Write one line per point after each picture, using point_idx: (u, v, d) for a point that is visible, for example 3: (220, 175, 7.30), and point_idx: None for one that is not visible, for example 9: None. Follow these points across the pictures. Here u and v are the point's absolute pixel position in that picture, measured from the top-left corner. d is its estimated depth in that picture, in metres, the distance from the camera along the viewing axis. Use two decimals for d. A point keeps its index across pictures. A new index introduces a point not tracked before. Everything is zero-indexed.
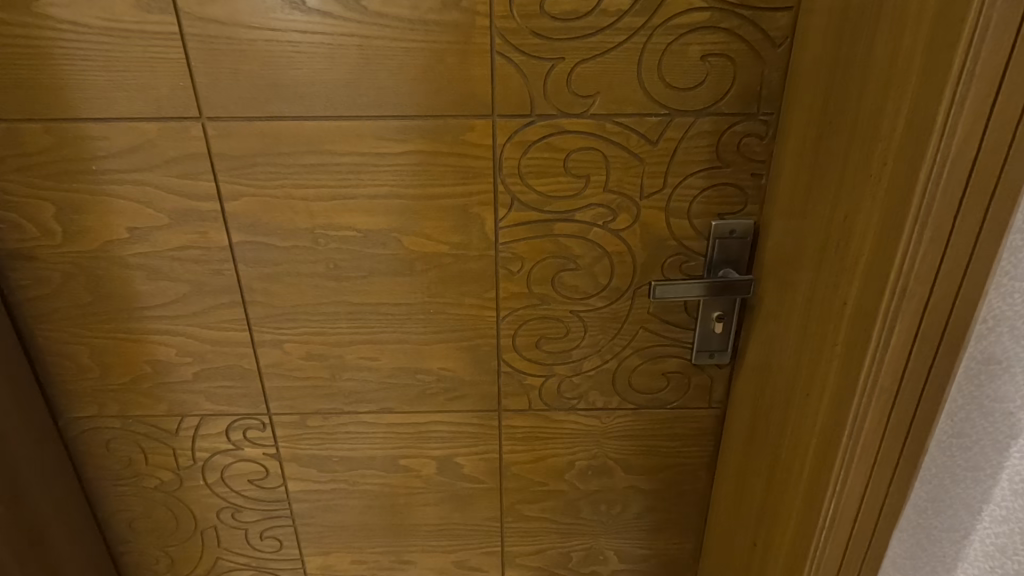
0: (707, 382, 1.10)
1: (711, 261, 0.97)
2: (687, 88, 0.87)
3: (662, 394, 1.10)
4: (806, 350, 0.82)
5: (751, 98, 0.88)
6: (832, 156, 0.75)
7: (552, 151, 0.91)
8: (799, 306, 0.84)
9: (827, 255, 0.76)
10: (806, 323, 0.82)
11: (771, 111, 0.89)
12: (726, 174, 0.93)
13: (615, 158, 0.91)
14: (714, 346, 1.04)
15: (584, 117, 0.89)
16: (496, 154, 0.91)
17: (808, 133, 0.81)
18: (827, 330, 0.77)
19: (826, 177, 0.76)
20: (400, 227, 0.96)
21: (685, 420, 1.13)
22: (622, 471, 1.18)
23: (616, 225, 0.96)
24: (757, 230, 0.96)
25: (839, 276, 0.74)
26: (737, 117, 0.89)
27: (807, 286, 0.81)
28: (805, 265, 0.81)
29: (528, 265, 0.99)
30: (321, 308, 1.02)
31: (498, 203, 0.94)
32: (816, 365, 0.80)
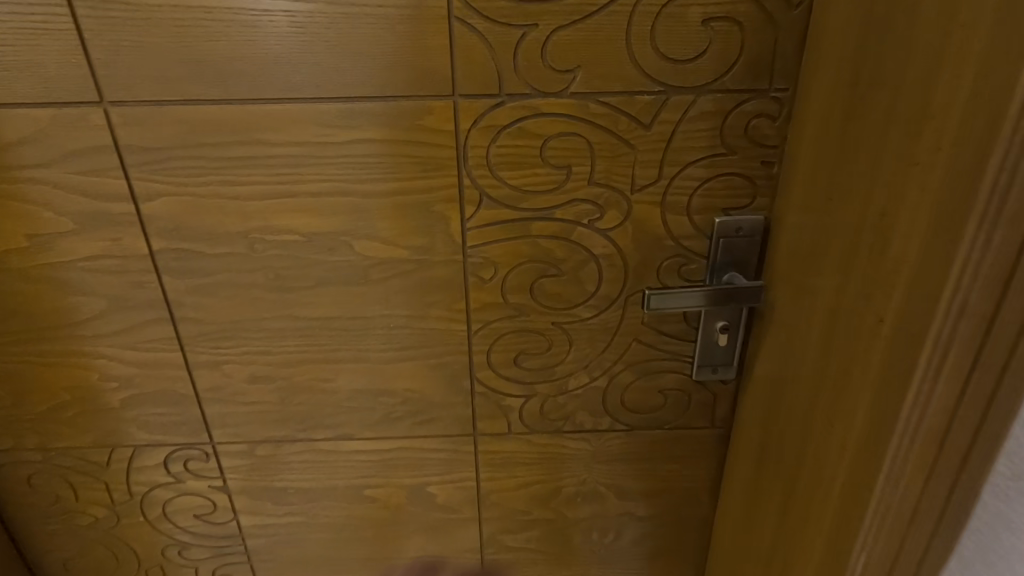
0: (710, 400, 0.97)
1: (714, 263, 0.84)
2: (686, 60, 0.73)
3: (659, 413, 0.98)
4: (830, 372, 0.69)
5: (762, 71, 0.74)
6: (866, 136, 0.61)
7: (526, 138, 0.77)
8: (821, 319, 0.70)
9: (859, 260, 0.63)
10: (830, 340, 0.69)
11: (785, 86, 0.75)
12: (732, 162, 0.79)
13: (601, 145, 0.77)
14: (718, 360, 0.91)
15: (563, 96, 0.75)
16: (460, 142, 0.77)
17: (832, 110, 0.67)
18: (857, 350, 0.64)
19: (858, 163, 0.62)
20: (351, 229, 0.82)
21: (684, 441, 1.00)
22: (615, 497, 1.06)
23: (604, 224, 0.82)
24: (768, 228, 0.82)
25: (875, 286, 0.60)
26: (746, 94, 0.75)
27: (832, 296, 0.68)
28: (829, 271, 0.68)
29: (502, 271, 0.85)
30: (264, 324, 0.88)
31: (464, 200, 0.80)
32: (843, 391, 0.67)
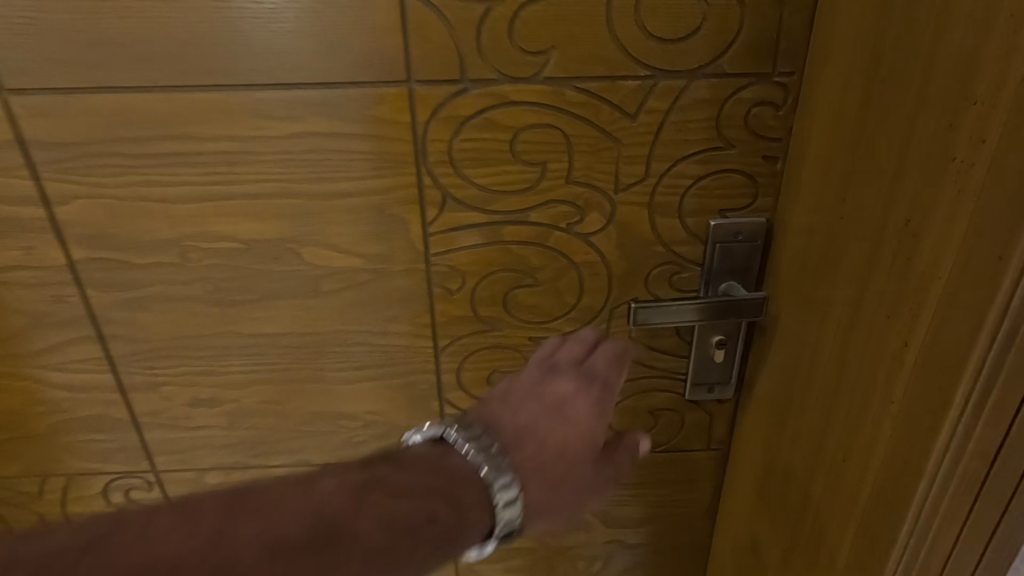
0: (706, 421, 0.87)
1: (709, 271, 0.75)
2: (677, 39, 0.63)
3: (649, 435, 0.89)
4: (841, 403, 0.60)
5: (764, 51, 0.64)
6: (888, 130, 0.51)
7: (494, 130, 0.67)
8: (831, 341, 0.61)
9: (877, 275, 0.53)
10: (842, 366, 0.59)
11: (791, 69, 0.65)
12: (730, 157, 0.69)
13: (580, 138, 0.68)
14: (714, 377, 0.82)
15: (535, 82, 0.65)
16: (418, 136, 0.67)
17: (846, 99, 0.57)
18: (873, 381, 0.54)
19: (877, 161, 0.53)
20: (297, 236, 0.72)
21: (677, 464, 0.91)
22: (602, 524, 0.97)
23: (585, 227, 0.73)
24: (770, 231, 0.73)
25: (896, 308, 0.51)
26: (746, 79, 0.65)
27: (845, 316, 0.58)
28: (841, 287, 0.59)
29: (471, 282, 0.76)
30: (204, 342, 0.78)
31: (424, 202, 0.70)
32: (856, 427, 0.57)
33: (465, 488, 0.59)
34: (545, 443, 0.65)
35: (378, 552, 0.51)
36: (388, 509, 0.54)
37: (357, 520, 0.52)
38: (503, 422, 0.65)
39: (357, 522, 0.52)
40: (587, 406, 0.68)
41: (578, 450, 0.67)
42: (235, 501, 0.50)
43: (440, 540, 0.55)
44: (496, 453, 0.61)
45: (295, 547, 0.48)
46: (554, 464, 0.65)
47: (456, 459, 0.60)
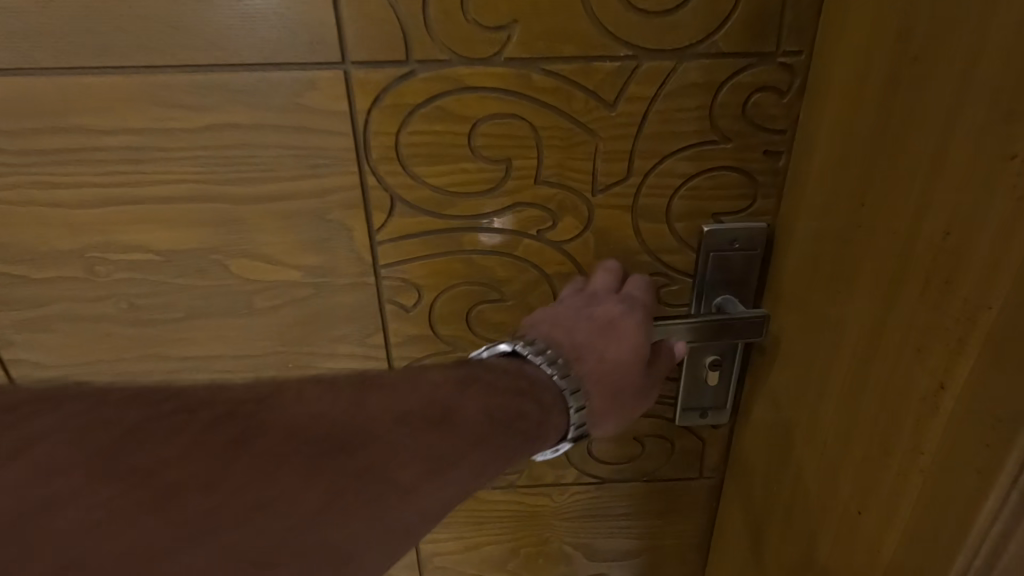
0: (698, 447, 0.78)
1: (702, 284, 0.65)
2: (662, 12, 0.53)
3: (635, 463, 0.80)
4: (855, 447, 0.50)
5: (766, 27, 0.54)
6: (921, 121, 0.42)
7: (448, 121, 0.57)
8: (845, 373, 0.51)
9: (904, 300, 0.44)
10: (858, 404, 0.50)
11: (798, 48, 0.55)
12: (725, 152, 0.59)
13: (550, 130, 0.57)
14: (707, 401, 0.73)
15: (495, 64, 0.55)
16: (359, 128, 0.56)
17: (866, 83, 0.47)
18: (899, 426, 0.45)
19: (907, 159, 0.43)
20: (221, 245, 0.61)
21: (665, 494, 0.82)
22: (583, 558, 0.88)
23: (558, 234, 0.63)
24: (772, 238, 0.63)
25: (930, 341, 0.41)
26: (745, 60, 0.55)
27: (862, 345, 0.49)
28: (859, 310, 0.49)
29: (428, 297, 0.66)
30: (123, 366, 0.68)
31: (369, 205, 0.60)
32: (874, 477, 0.48)
33: (545, 392, 0.56)
34: (606, 359, 0.59)
35: (487, 433, 0.49)
36: (486, 398, 0.52)
37: (464, 403, 0.51)
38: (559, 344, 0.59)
39: (462, 408, 0.50)
40: (639, 324, 0.60)
41: (638, 365, 0.61)
42: (364, 382, 0.50)
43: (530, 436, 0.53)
44: (562, 369, 0.57)
45: (417, 418, 0.47)
46: (613, 380, 0.59)
47: (530, 369, 0.57)
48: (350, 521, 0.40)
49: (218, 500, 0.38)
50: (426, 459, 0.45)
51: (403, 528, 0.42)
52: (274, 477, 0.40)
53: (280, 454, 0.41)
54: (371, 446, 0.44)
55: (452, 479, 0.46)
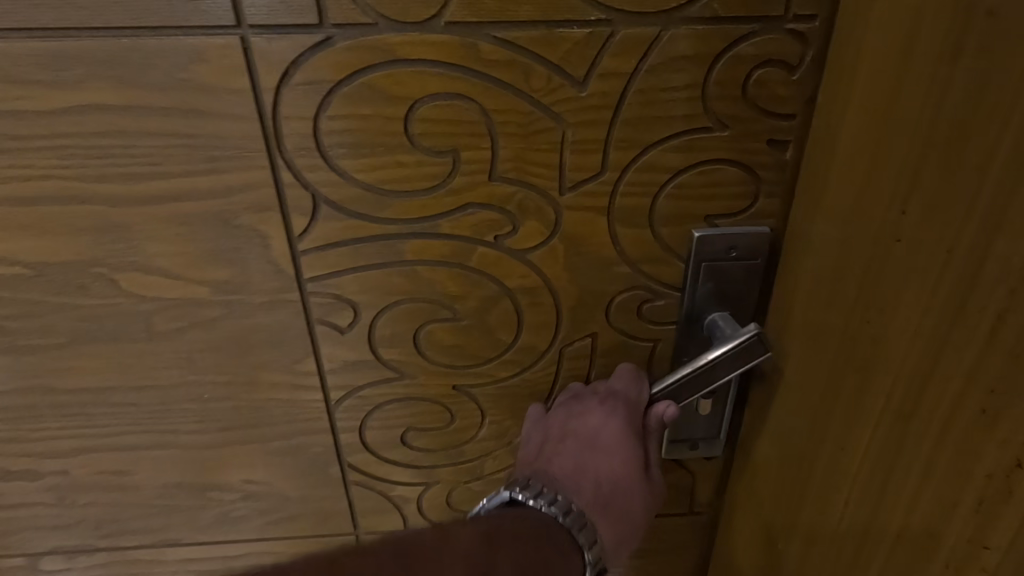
0: (688, 481, 0.68)
1: (691, 299, 0.55)
2: None
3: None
4: (886, 519, 0.40)
5: None
6: (996, 101, 0.31)
7: (378, 103, 0.45)
8: (874, 423, 0.41)
9: (966, 341, 0.33)
10: (892, 464, 0.40)
11: (812, 12, 0.44)
12: (721, 142, 0.49)
13: (505, 114, 0.46)
14: (699, 432, 0.63)
15: (433, 30, 0.43)
16: (265, 111, 0.45)
17: (913, 52, 0.36)
18: (948, 505, 0.35)
19: (974, 154, 0.32)
20: (106, 257, 0.50)
21: (649, 532, 0.73)
22: None
23: (519, 241, 0.52)
24: (775, 244, 0.53)
25: (1004, 401, 0.31)
26: (746, 27, 0.45)
27: (901, 392, 0.38)
28: (898, 348, 0.39)
29: (367, 316, 0.55)
30: (3, 399, 0.57)
31: (286, 207, 0.49)
32: (912, 563, 0.38)
33: (556, 533, 0.49)
34: (602, 479, 0.54)
35: None
36: (515, 552, 0.45)
37: (499, 563, 0.43)
38: (554, 472, 0.54)
39: (500, 565, 0.43)
40: (625, 424, 0.54)
41: (641, 480, 0.55)
42: (404, 551, 0.42)
43: None
44: (559, 503, 0.50)
45: None
46: (618, 505, 0.54)
47: (533, 512, 0.50)
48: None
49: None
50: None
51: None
52: None
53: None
54: None
55: None
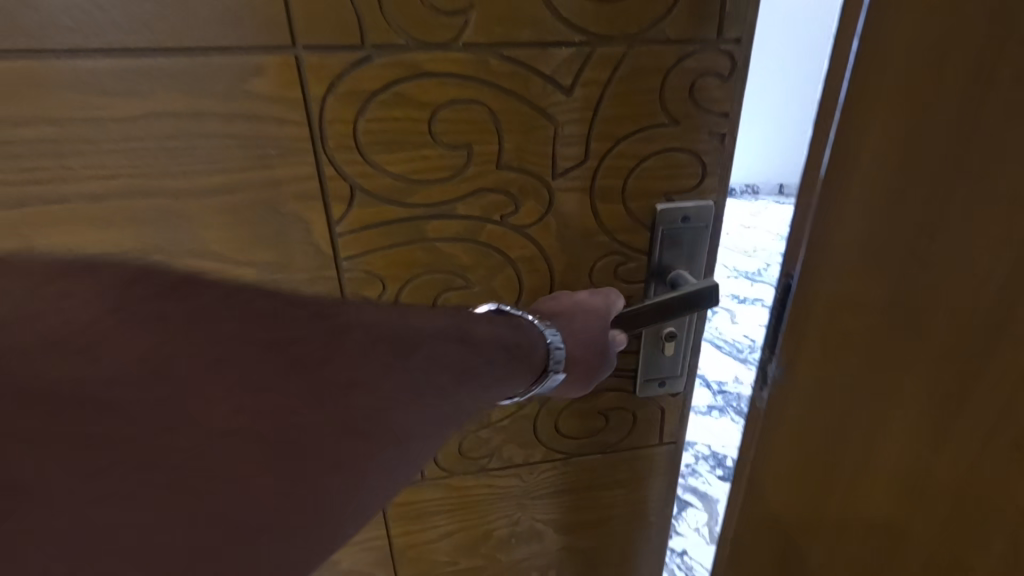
0: (657, 416, 0.83)
1: (656, 260, 0.69)
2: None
3: (599, 437, 0.84)
4: (907, 530, 0.45)
5: (708, 15, 0.57)
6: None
7: (408, 107, 0.56)
8: (887, 449, 0.43)
9: (1001, 375, 0.36)
10: (912, 485, 0.43)
11: (738, 35, 0.59)
12: (675, 135, 0.63)
13: (510, 115, 0.58)
14: (664, 371, 0.78)
15: (453, 49, 0.54)
16: (313, 116, 0.54)
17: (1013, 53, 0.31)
18: (980, 514, 0.40)
19: (1006, 188, 0.33)
20: (164, 245, 0.57)
21: (628, 462, 0.88)
22: (554, 532, 0.92)
23: (520, 218, 0.64)
24: (718, 214, 0.68)
25: None
26: (690, 46, 0.58)
27: (923, 419, 0.41)
28: (927, 381, 0.40)
29: (393, 288, 0.65)
30: None
31: (328, 196, 0.58)
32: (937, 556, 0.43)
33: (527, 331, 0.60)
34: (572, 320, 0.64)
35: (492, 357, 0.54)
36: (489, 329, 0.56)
37: (474, 328, 0.54)
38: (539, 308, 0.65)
39: (476, 328, 0.54)
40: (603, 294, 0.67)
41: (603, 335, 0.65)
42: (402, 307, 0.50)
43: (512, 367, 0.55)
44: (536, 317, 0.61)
45: (446, 338, 0.50)
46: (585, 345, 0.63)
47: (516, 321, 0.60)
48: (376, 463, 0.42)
49: (294, 391, 0.38)
50: (464, 378, 0.50)
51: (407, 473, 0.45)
52: (345, 373, 0.41)
53: (346, 355, 0.42)
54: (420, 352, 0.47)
55: (473, 393, 0.51)
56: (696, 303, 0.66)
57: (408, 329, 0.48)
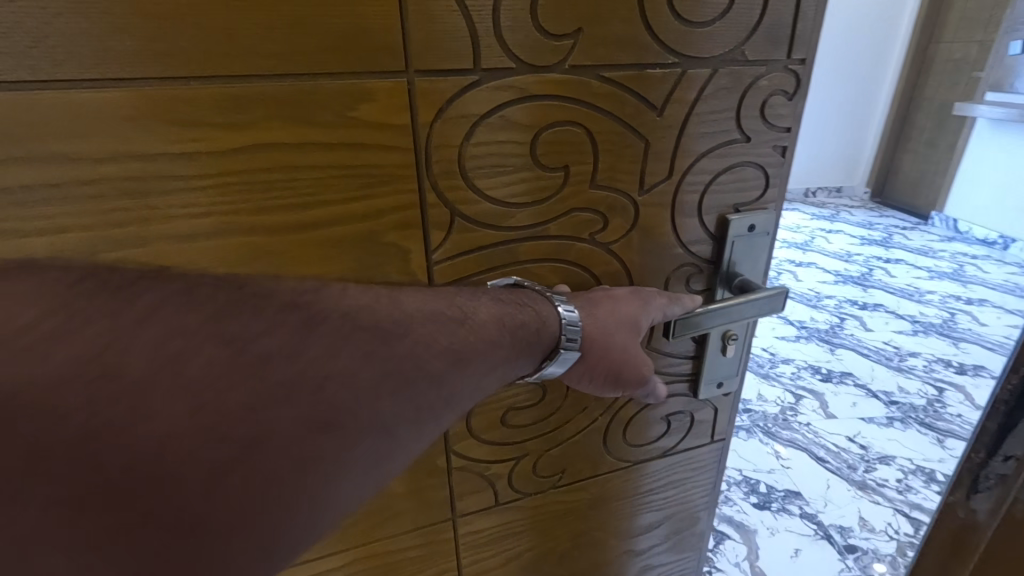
0: (710, 414, 0.87)
1: (724, 268, 0.72)
2: (704, 23, 0.58)
3: (660, 441, 0.86)
4: None
5: (780, 38, 0.61)
6: None
7: (513, 131, 0.55)
8: None
9: None
10: None
11: (803, 57, 0.63)
12: (745, 150, 0.66)
13: (605, 135, 0.59)
14: (722, 371, 0.82)
15: (558, 72, 0.54)
16: (420, 142, 0.52)
17: None
18: None
19: None
20: None
21: (682, 462, 0.91)
22: (612, 538, 0.93)
23: (606, 235, 0.64)
24: (776, 221, 0.72)
25: None
26: (764, 66, 0.62)
27: None
28: None
29: None
30: None
31: (428, 224, 0.55)
32: None
33: (545, 303, 0.57)
34: (600, 304, 0.61)
35: (499, 339, 0.52)
36: (497, 308, 0.53)
37: (477, 310, 0.52)
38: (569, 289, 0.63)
39: (477, 313, 0.52)
40: (642, 291, 0.64)
41: (623, 331, 0.61)
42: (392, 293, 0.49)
43: (523, 344, 0.54)
44: (563, 295, 0.60)
45: (442, 319, 0.49)
46: (608, 331, 0.60)
47: (539, 292, 0.58)
48: (385, 433, 0.44)
49: (299, 376, 0.40)
50: (465, 360, 0.50)
51: (400, 457, 0.46)
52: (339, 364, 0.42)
53: (350, 340, 0.43)
54: (412, 336, 0.47)
55: (477, 375, 0.50)
56: (767, 307, 0.69)
57: (411, 319, 0.48)
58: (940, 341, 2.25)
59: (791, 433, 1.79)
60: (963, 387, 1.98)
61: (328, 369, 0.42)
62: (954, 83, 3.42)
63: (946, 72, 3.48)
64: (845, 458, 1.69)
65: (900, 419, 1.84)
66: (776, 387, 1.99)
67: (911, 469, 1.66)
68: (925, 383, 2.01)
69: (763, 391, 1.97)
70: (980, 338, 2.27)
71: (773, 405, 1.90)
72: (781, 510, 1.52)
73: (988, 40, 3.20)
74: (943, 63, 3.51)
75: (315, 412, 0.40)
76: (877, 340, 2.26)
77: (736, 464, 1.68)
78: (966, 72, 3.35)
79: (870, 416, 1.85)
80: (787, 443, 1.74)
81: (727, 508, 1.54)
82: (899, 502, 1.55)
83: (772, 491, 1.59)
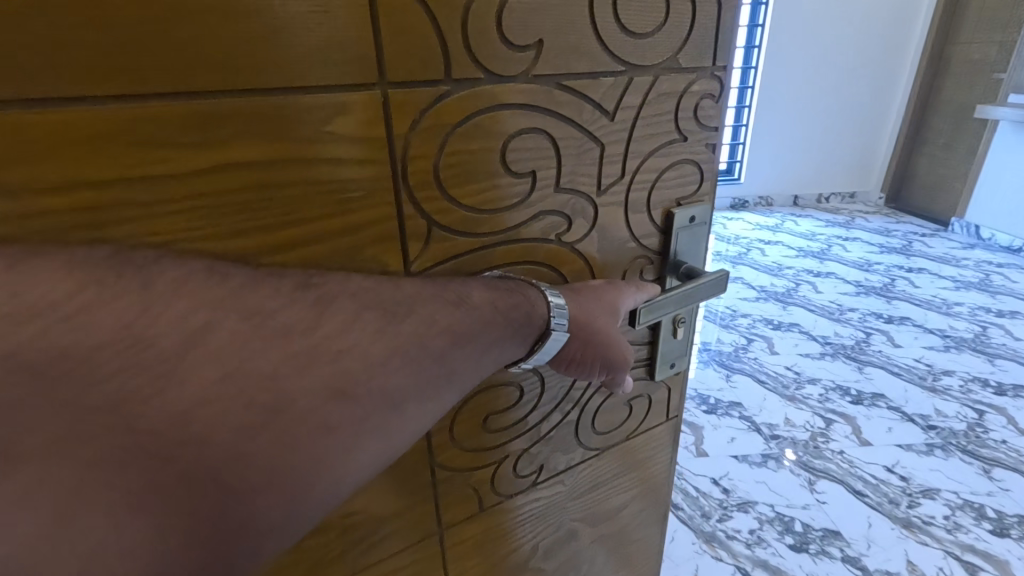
0: (664, 395, 0.90)
1: (670, 257, 0.73)
2: (649, 33, 0.59)
3: (625, 425, 0.88)
4: None
5: (708, 43, 0.64)
6: None
7: (482, 139, 0.55)
8: None
9: None
10: None
11: (725, 64, 0.66)
12: (682, 148, 0.68)
13: (568, 140, 0.59)
14: (675, 353, 0.83)
15: (518, 82, 0.54)
16: (396, 154, 0.52)
17: None
18: None
19: None
20: None
21: (644, 442, 0.93)
22: (585, 526, 0.93)
23: (571, 236, 0.65)
24: (711, 213, 0.75)
25: None
26: (694, 72, 0.64)
27: None
28: None
29: None
30: None
31: (404, 235, 0.55)
32: None
33: (531, 288, 0.59)
34: (585, 292, 0.62)
35: (494, 324, 0.55)
36: (490, 291, 0.56)
37: (472, 292, 0.55)
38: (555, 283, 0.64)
39: (472, 295, 0.55)
40: (626, 284, 0.65)
41: (608, 317, 0.63)
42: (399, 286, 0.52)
43: (519, 324, 0.57)
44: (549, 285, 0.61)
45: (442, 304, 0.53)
46: (592, 317, 0.61)
47: (526, 281, 0.60)
48: (393, 408, 0.49)
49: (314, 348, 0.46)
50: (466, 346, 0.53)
51: (402, 435, 0.50)
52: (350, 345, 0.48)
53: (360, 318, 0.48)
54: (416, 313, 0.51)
55: (472, 358, 0.54)
56: (710, 292, 0.73)
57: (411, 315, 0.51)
58: (973, 358, 2.22)
59: (825, 462, 1.78)
60: (1004, 410, 1.95)
61: (340, 344, 0.47)
62: (971, 86, 3.34)
63: (960, 73, 3.42)
64: (884, 492, 1.66)
65: (940, 447, 1.81)
66: (804, 411, 1.98)
67: (958, 503, 1.63)
68: (964, 406, 1.98)
69: (791, 414, 1.97)
70: (1019, 354, 2.23)
71: (802, 431, 1.90)
72: (820, 553, 1.49)
73: (1007, 40, 3.09)
74: (959, 63, 3.44)
75: (334, 381, 0.46)
76: (910, 358, 2.24)
77: (767, 499, 1.66)
78: (984, 73, 3.25)
79: (907, 444, 1.83)
80: (822, 475, 1.73)
81: (762, 551, 1.51)
82: (950, 543, 1.51)
83: (808, 530, 1.56)
